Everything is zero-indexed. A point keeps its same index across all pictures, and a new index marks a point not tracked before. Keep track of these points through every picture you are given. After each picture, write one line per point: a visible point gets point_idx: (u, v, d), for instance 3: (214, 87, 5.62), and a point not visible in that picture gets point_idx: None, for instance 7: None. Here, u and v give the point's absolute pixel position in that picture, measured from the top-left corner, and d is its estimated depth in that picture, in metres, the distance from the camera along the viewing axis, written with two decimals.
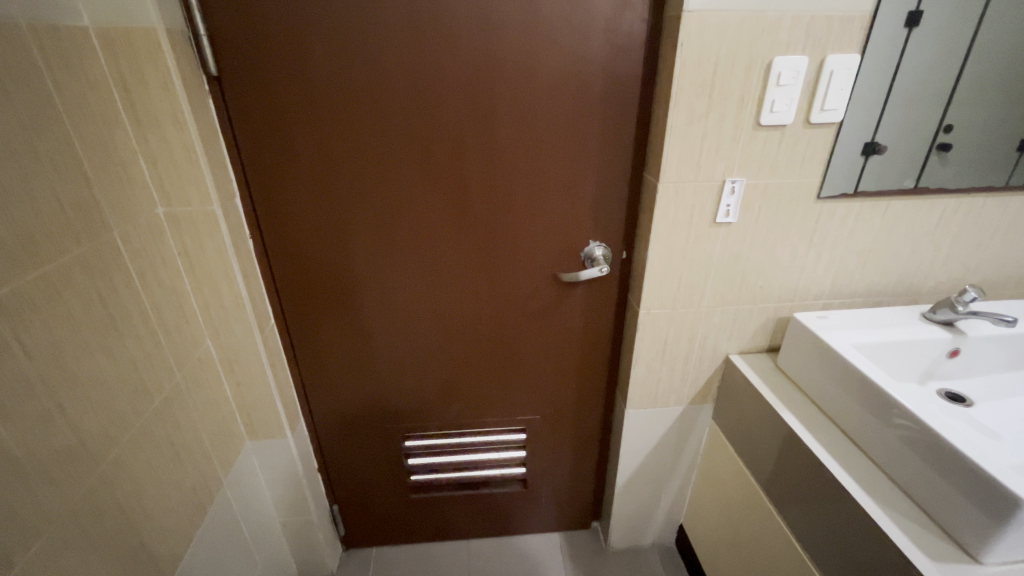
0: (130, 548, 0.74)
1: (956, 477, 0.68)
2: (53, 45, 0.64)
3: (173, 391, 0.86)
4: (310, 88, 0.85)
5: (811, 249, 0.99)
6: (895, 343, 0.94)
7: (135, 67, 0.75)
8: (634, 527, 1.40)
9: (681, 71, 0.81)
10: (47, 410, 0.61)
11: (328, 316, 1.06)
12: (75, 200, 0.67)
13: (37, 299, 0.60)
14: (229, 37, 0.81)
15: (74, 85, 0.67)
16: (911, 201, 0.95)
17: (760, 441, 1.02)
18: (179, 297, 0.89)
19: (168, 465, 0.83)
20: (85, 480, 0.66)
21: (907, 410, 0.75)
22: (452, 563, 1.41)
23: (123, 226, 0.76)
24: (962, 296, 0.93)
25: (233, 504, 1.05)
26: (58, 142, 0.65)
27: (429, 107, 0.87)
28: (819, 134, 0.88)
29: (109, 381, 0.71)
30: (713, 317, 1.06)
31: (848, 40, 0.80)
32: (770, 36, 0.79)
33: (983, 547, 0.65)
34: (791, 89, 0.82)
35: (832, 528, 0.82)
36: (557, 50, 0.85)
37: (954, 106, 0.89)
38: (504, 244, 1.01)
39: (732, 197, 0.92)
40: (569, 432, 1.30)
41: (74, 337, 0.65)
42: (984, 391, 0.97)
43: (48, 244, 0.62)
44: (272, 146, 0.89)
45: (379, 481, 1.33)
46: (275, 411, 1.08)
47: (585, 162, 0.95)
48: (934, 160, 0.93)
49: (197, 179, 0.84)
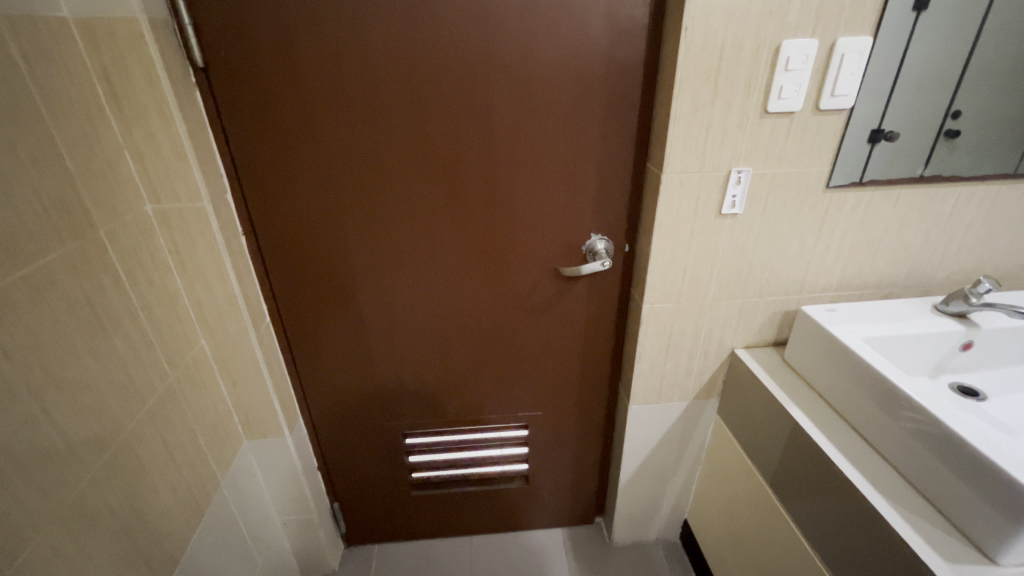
0: (123, 556, 0.72)
1: (972, 476, 0.65)
2: (29, 37, 0.62)
3: (167, 394, 0.84)
4: (301, 82, 0.82)
5: (821, 240, 0.97)
6: (907, 336, 0.91)
7: (117, 57, 0.72)
8: (638, 523, 1.39)
9: (685, 57, 0.78)
10: (32, 415, 0.59)
11: (324, 313, 1.04)
12: (59, 198, 0.65)
13: (19, 302, 0.58)
14: (214, 27, 0.77)
15: (52, 78, 0.65)
16: (923, 190, 0.92)
17: (766, 438, 0.99)
18: (170, 296, 0.87)
19: (164, 467, 0.82)
20: (76, 486, 0.65)
21: (920, 406, 0.73)
22: (454, 560, 1.40)
23: (109, 224, 0.74)
24: (975, 288, 0.90)
25: (231, 504, 1.04)
26: (38, 138, 0.62)
27: (426, 101, 0.85)
28: (828, 121, 0.85)
29: (99, 385, 0.69)
30: (719, 310, 1.04)
31: (859, 22, 0.77)
32: (778, 19, 0.76)
33: (1001, 550, 0.63)
34: (800, 74, 0.79)
35: (841, 527, 0.80)
36: (556, 36, 0.82)
37: (965, 92, 0.85)
38: (504, 238, 0.99)
39: (738, 187, 0.89)
40: (572, 428, 1.28)
41: (60, 340, 0.63)
42: (998, 385, 0.94)
43: (30, 245, 0.60)
44: (264, 143, 0.87)
45: (379, 478, 1.31)
46: (272, 409, 1.06)
47: (587, 154, 0.92)
48: (942, 147, 0.89)
49: (186, 175, 0.82)
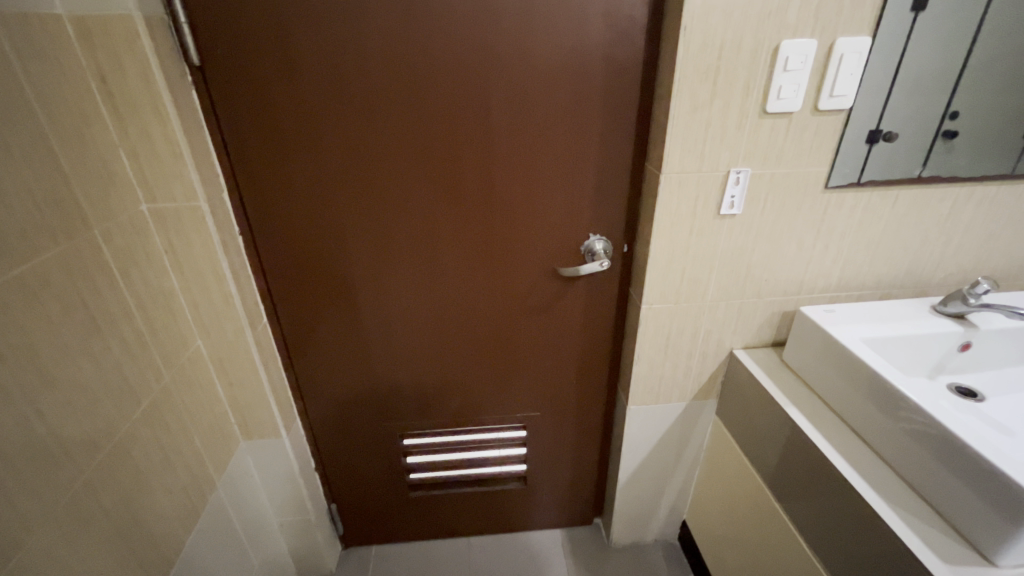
0: (117, 558, 0.72)
1: (971, 477, 0.65)
2: (23, 35, 0.61)
3: (162, 394, 0.84)
4: (298, 82, 0.82)
5: (819, 241, 0.97)
6: (906, 336, 0.91)
7: (112, 55, 0.72)
8: (636, 524, 1.39)
9: (684, 57, 0.78)
10: (24, 416, 0.58)
11: (322, 314, 1.04)
12: (53, 197, 0.64)
13: (12, 302, 0.58)
14: (211, 25, 0.77)
15: (46, 76, 0.64)
16: (921, 191, 0.92)
17: (765, 439, 0.99)
18: (166, 296, 0.86)
19: (159, 468, 0.81)
20: (69, 488, 0.64)
21: (918, 407, 0.73)
22: (452, 561, 1.40)
23: (104, 223, 0.73)
24: (974, 288, 0.90)
25: (228, 505, 1.03)
26: (31, 137, 0.62)
27: (424, 102, 0.85)
28: (827, 121, 0.84)
29: (93, 385, 0.69)
30: (717, 311, 1.04)
31: (858, 22, 0.77)
32: (777, 19, 0.76)
33: (1000, 551, 0.62)
34: (798, 74, 0.79)
35: (839, 527, 0.80)
36: (555, 36, 0.81)
37: (963, 92, 0.85)
38: (503, 239, 0.98)
39: (737, 187, 0.89)
40: (570, 429, 1.28)
41: (54, 341, 0.63)
42: (996, 385, 0.94)
43: (23, 245, 0.60)
44: (261, 142, 0.86)
45: (376, 479, 1.31)
46: (269, 410, 1.06)
47: (586, 153, 0.92)
48: (940, 148, 0.89)
49: (183, 174, 0.81)
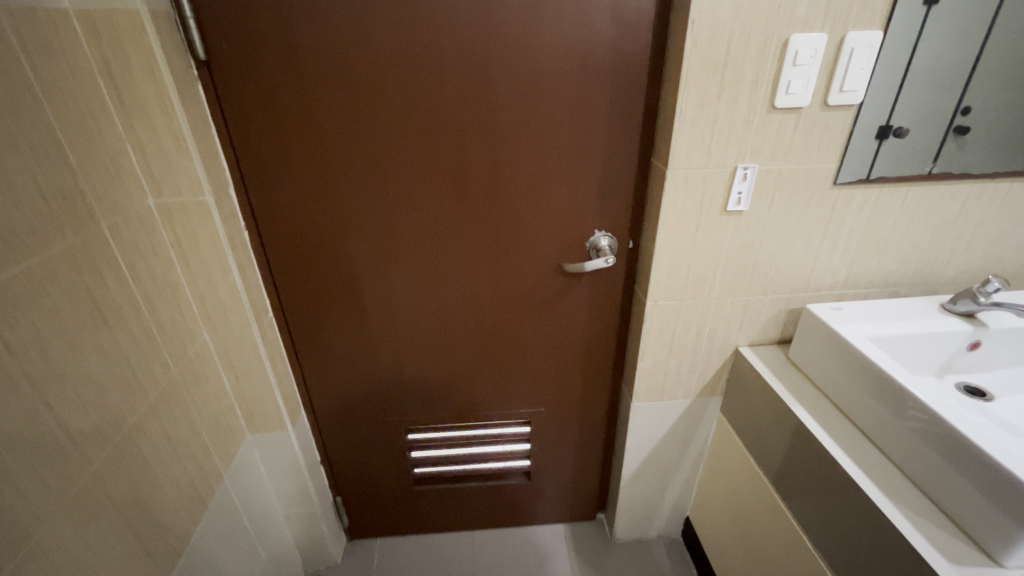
0: (125, 548, 0.72)
1: (977, 478, 0.65)
2: (30, 29, 0.62)
3: (169, 388, 0.84)
4: (303, 78, 0.82)
5: (827, 238, 0.96)
6: (914, 335, 0.90)
7: (119, 50, 0.72)
8: (640, 519, 1.39)
9: (692, 52, 0.77)
10: (34, 408, 0.59)
11: (327, 309, 1.04)
12: (61, 192, 0.65)
13: (20, 295, 0.58)
14: (216, 20, 0.77)
15: (53, 71, 0.65)
16: (932, 188, 0.91)
17: (770, 436, 0.99)
18: (173, 290, 0.87)
19: (166, 460, 0.82)
20: (79, 480, 0.65)
21: (925, 406, 0.72)
22: (456, 555, 1.41)
23: (110, 218, 0.73)
24: (984, 287, 0.89)
25: (234, 497, 1.04)
26: (39, 132, 0.62)
27: (429, 97, 0.84)
28: (836, 117, 0.83)
29: (101, 378, 0.70)
30: (723, 308, 1.03)
31: (870, 16, 0.76)
32: (786, 13, 0.75)
33: (1007, 552, 0.62)
34: (808, 69, 0.78)
35: (844, 526, 0.80)
36: (561, 29, 0.81)
37: (977, 87, 0.83)
38: (507, 235, 0.98)
39: (744, 183, 0.88)
40: (574, 425, 1.28)
41: (62, 334, 0.63)
42: (1006, 385, 0.93)
43: (30, 238, 0.60)
44: (266, 138, 0.86)
45: (381, 473, 1.32)
46: (274, 403, 1.07)
47: (591, 149, 0.91)
48: (951, 144, 0.88)
49: (189, 169, 0.81)
